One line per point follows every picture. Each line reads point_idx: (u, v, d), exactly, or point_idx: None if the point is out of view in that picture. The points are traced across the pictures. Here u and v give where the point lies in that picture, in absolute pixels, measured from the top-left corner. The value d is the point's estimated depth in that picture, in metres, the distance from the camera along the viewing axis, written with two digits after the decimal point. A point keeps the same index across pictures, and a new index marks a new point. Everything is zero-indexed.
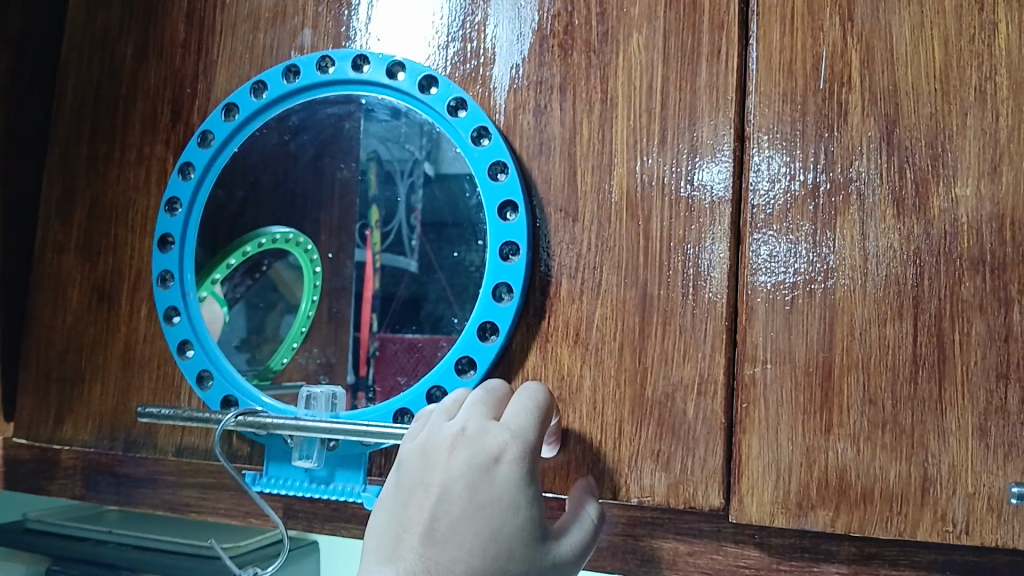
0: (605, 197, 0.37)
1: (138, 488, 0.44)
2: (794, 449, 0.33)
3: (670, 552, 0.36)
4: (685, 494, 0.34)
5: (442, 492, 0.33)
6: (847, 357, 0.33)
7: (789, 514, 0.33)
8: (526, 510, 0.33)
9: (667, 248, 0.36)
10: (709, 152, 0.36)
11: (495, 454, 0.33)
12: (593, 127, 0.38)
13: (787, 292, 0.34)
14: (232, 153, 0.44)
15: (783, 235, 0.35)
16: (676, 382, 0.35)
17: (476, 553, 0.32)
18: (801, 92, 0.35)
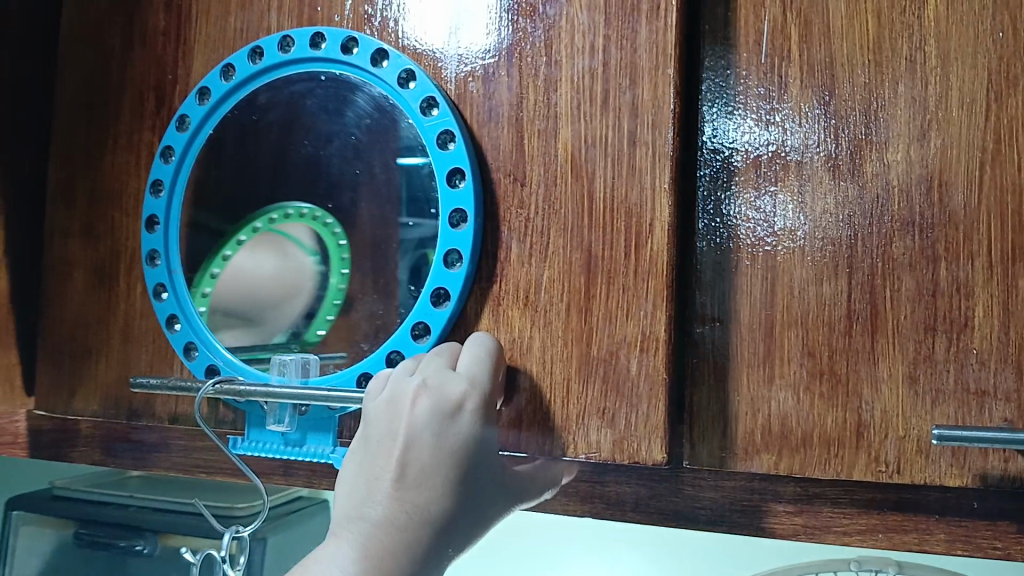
0: (550, 160, 0.39)
1: (153, 452, 0.48)
2: (740, 399, 0.36)
3: (631, 496, 0.40)
4: (630, 448, 0.36)
5: (409, 442, 0.36)
6: (788, 314, 0.36)
7: (737, 459, 0.36)
8: (485, 448, 0.37)
9: (610, 208, 0.38)
10: (649, 109, 0.37)
11: (457, 404, 0.37)
12: (539, 91, 0.40)
13: (732, 255, 0.37)
14: (208, 135, 0.47)
15: (726, 202, 0.37)
16: (620, 339, 0.37)
17: (444, 492, 0.36)
18: (745, 67, 0.38)
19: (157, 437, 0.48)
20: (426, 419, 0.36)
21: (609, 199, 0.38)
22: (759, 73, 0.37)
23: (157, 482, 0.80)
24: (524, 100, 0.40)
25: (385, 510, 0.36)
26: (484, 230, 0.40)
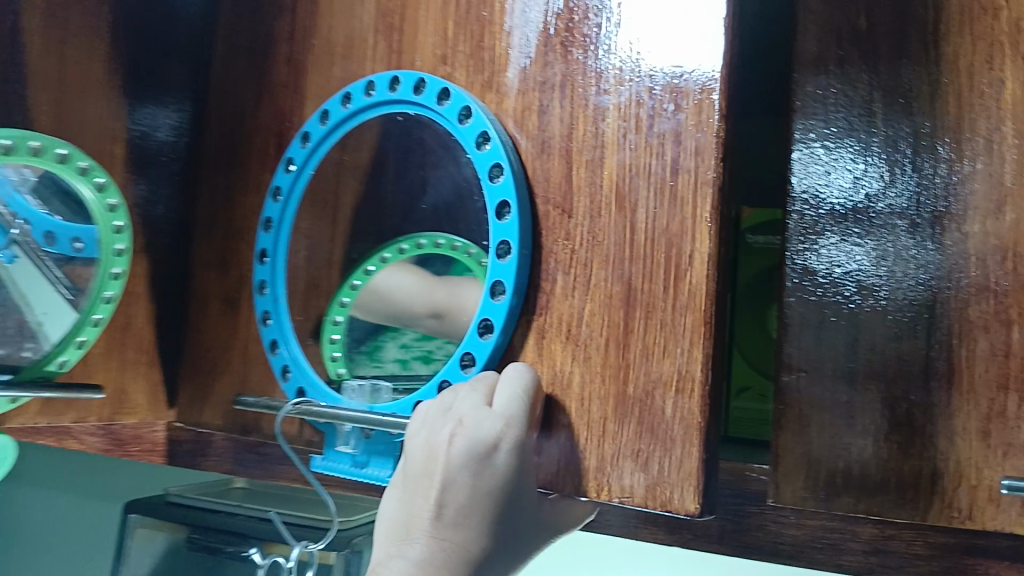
0: (596, 191, 0.36)
1: (279, 463, 0.56)
2: (821, 443, 0.40)
3: (717, 528, 0.44)
4: (661, 496, 0.33)
5: (445, 483, 0.36)
6: (869, 367, 0.39)
7: (819, 500, 0.40)
8: (524, 485, 0.36)
9: (651, 242, 0.35)
10: (693, 135, 0.34)
11: (492, 442, 0.35)
12: (588, 119, 0.37)
13: (817, 309, 0.40)
14: (310, 175, 0.49)
15: (811, 256, 0.41)
16: (655, 379, 0.34)
17: (480, 528, 0.37)
18: (834, 137, 0.41)
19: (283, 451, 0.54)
20: (460, 459, 0.36)
21: (653, 229, 0.35)
22: (846, 140, 0.41)
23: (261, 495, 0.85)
24: (581, 130, 0.37)
25: (422, 550, 0.37)
26: (531, 263, 0.38)
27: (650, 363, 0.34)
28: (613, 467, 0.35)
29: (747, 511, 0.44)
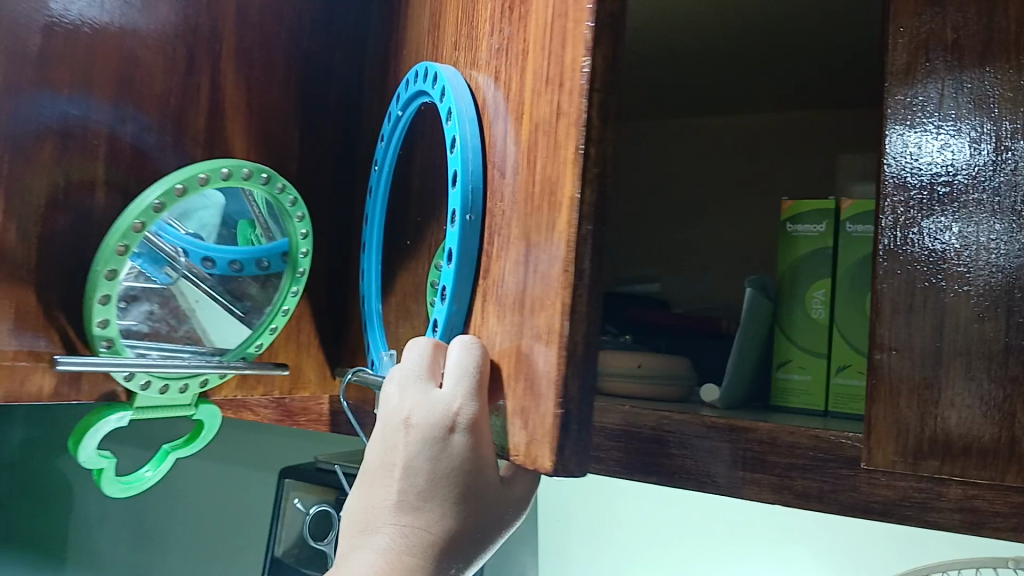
0: (511, 152, 0.37)
1: None
2: (911, 414, 0.41)
3: (816, 490, 0.47)
4: (534, 453, 0.31)
5: (405, 469, 0.37)
6: (954, 345, 0.40)
7: (906, 463, 0.41)
8: (484, 468, 0.36)
9: (540, 194, 0.32)
10: (572, 75, 0.30)
11: (444, 427, 0.36)
12: (515, 84, 0.37)
13: (906, 297, 0.41)
14: (386, 173, 0.61)
15: (901, 246, 0.41)
16: (535, 330, 0.31)
17: (440, 513, 0.37)
18: (924, 133, 0.41)
19: None
20: (415, 445, 0.37)
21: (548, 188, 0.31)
22: (935, 130, 0.41)
23: None
24: (514, 94, 0.37)
25: (388, 536, 0.38)
26: (479, 230, 0.41)
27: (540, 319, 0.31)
28: (520, 425, 0.33)
29: (843, 473, 0.46)
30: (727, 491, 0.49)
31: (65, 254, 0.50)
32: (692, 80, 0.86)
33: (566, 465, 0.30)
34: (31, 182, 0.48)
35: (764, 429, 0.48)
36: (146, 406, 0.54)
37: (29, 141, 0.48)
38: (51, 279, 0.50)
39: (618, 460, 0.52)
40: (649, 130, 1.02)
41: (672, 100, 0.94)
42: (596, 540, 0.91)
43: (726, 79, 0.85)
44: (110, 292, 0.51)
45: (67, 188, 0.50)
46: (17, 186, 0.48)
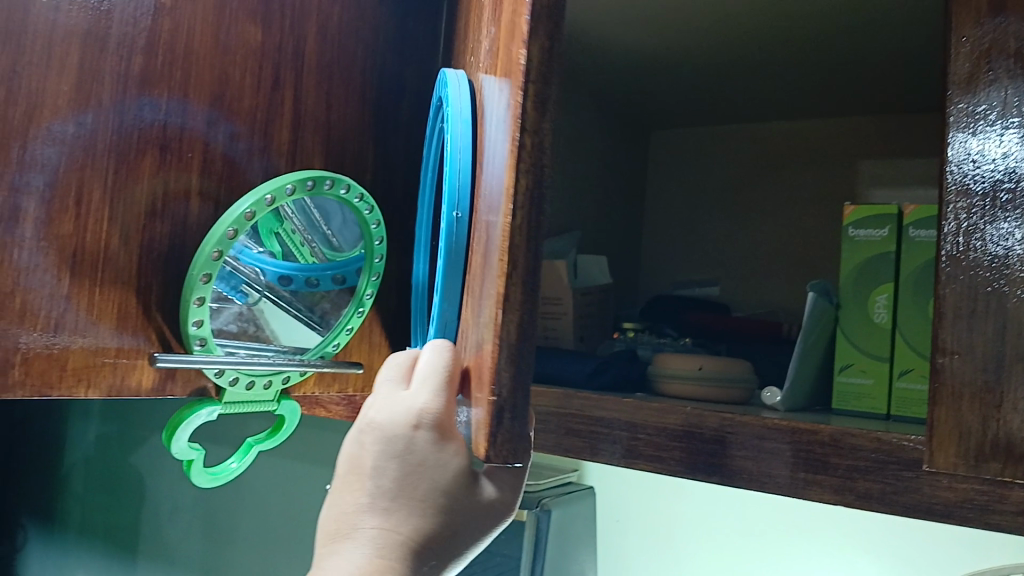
0: (487, 159, 0.38)
1: None
2: (974, 418, 0.41)
3: (878, 491, 0.47)
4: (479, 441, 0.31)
5: (374, 470, 0.39)
6: (1017, 350, 0.40)
7: (969, 466, 0.41)
8: (451, 462, 0.38)
9: (497, 194, 0.33)
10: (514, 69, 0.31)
11: (410, 424, 0.38)
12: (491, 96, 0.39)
13: (969, 301, 0.41)
14: (431, 176, 0.64)
15: (964, 252, 0.41)
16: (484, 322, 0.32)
17: (410, 507, 0.38)
18: (988, 138, 0.41)
19: None
20: (383, 446, 0.39)
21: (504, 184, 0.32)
22: (998, 137, 0.41)
23: None
24: (493, 98, 0.38)
25: (361, 537, 0.38)
26: (467, 227, 0.42)
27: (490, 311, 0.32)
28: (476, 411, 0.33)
29: (904, 474, 0.46)
30: (787, 492, 0.50)
31: (163, 258, 0.55)
32: (749, 87, 0.87)
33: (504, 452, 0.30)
34: (133, 192, 0.54)
35: (825, 432, 0.49)
36: (232, 402, 0.59)
37: (132, 156, 0.54)
38: (151, 282, 0.55)
39: (679, 460, 0.53)
40: (709, 138, 1.03)
41: (731, 107, 0.95)
42: (654, 541, 0.92)
43: (783, 86, 0.86)
44: (203, 295, 0.56)
45: (164, 198, 0.55)
46: (121, 196, 0.53)
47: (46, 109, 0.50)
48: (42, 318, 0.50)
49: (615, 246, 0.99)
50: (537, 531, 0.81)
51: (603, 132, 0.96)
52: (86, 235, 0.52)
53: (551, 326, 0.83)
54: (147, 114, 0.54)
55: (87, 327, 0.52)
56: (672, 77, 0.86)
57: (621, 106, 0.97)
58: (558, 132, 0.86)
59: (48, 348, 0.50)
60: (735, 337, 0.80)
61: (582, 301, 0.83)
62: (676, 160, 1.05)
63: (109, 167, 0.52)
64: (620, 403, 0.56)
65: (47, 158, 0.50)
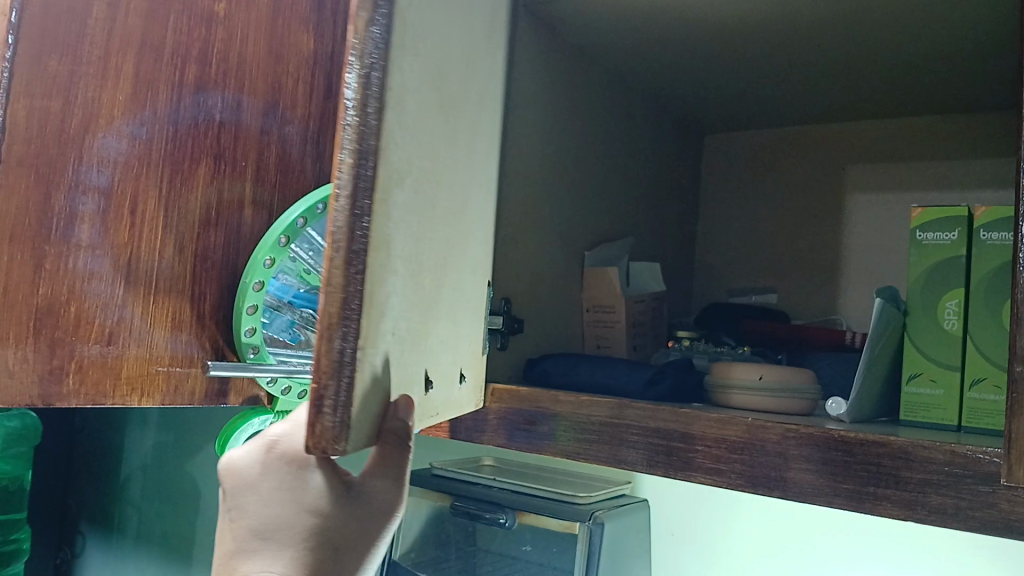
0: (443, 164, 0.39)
1: (545, 439, 0.60)
2: None
3: (952, 506, 0.45)
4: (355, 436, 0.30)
5: (252, 503, 0.45)
6: None
7: None
8: (311, 484, 0.44)
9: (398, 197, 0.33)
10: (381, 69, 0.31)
11: (262, 454, 0.45)
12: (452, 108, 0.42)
13: None
14: None
15: None
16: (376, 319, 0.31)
17: (294, 520, 0.44)
18: None
19: (548, 427, 0.60)
20: (242, 490, 0.46)
21: (389, 179, 0.32)
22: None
23: (508, 472, 0.97)
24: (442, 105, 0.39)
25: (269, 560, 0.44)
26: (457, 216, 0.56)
27: (376, 308, 0.31)
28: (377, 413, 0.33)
29: (980, 489, 0.44)
30: (854, 507, 0.48)
31: (216, 268, 0.65)
32: (804, 88, 0.85)
33: (322, 442, 0.29)
34: (187, 204, 0.63)
35: (896, 444, 0.47)
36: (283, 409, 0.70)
37: (186, 167, 0.63)
38: (203, 290, 0.64)
39: (740, 473, 0.51)
40: (763, 141, 1.00)
41: (786, 109, 0.93)
42: (707, 557, 0.90)
43: (837, 87, 0.84)
44: (254, 303, 0.65)
45: (217, 212, 0.65)
46: (175, 208, 0.62)
47: (102, 118, 0.58)
48: (112, 328, 0.59)
49: (667, 252, 0.97)
50: (590, 543, 0.80)
51: (655, 136, 0.94)
52: (140, 245, 0.60)
53: (602, 335, 0.80)
54: (201, 125, 0.63)
55: (140, 337, 0.60)
56: (723, 78, 0.84)
57: (673, 109, 0.96)
58: (609, 136, 0.84)
59: (103, 357, 0.58)
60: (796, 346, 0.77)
61: (635, 309, 0.82)
62: (729, 164, 1.03)
63: (163, 179, 0.61)
64: (679, 414, 0.55)
65: (93, 173, 0.58)
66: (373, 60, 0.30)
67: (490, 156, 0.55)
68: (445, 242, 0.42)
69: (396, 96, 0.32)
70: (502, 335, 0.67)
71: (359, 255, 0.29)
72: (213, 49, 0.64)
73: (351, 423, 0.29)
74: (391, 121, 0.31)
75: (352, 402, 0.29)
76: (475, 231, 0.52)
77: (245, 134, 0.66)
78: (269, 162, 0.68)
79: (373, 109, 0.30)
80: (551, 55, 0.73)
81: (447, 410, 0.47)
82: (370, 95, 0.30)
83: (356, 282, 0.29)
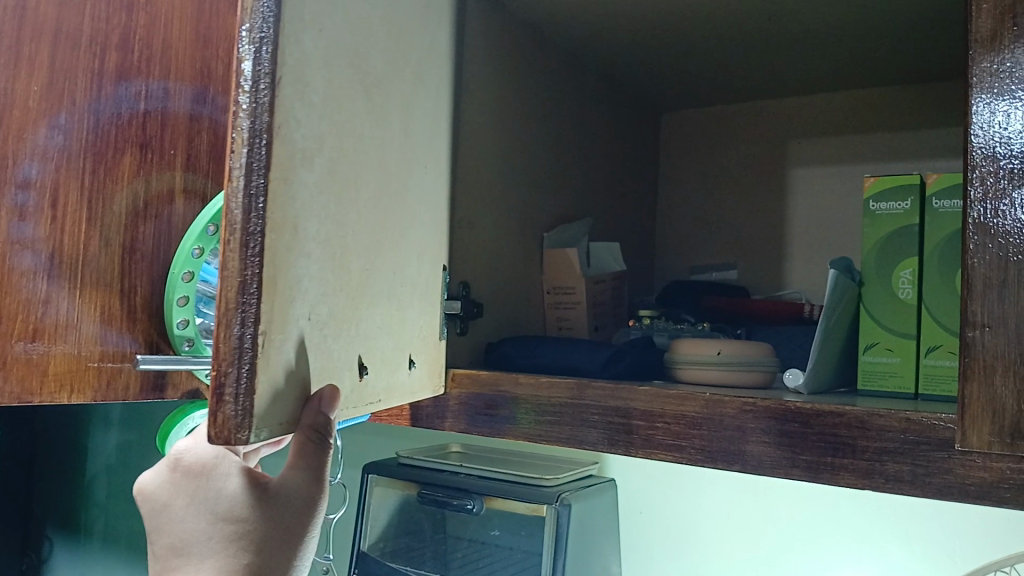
0: (365, 142, 0.38)
1: (506, 422, 0.60)
2: (1008, 392, 0.37)
3: (908, 474, 0.45)
4: (266, 424, 0.29)
5: (169, 521, 0.47)
6: None
7: (1004, 445, 0.37)
8: (222, 488, 0.46)
9: (303, 176, 0.31)
10: (279, 43, 0.29)
11: (168, 472, 0.50)
12: (380, 85, 0.40)
13: (1000, 270, 0.37)
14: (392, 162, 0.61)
15: (992, 217, 0.38)
16: (282, 307, 0.30)
17: (212, 532, 0.44)
18: (1007, 94, 0.38)
19: (510, 411, 0.60)
20: (156, 509, 0.49)
21: (292, 157, 0.30)
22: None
23: (475, 458, 0.96)
24: (363, 83, 0.38)
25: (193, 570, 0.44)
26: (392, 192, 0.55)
27: (282, 291, 0.30)
28: (293, 403, 0.32)
29: (936, 455, 0.44)
30: (812, 478, 0.48)
31: (148, 259, 0.64)
32: (752, 62, 0.85)
33: (226, 431, 0.28)
34: (113, 200, 0.62)
35: (853, 414, 0.46)
36: None
37: (110, 158, 0.62)
38: (136, 284, 0.63)
39: (698, 448, 0.51)
40: (719, 117, 1.00)
41: (741, 85, 0.92)
42: (677, 535, 0.90)
43: (783, 60, 0.84)
44: (185, 295, 0.64)
45: (145, 205, 0.64)
46: (100, 202, 0.61)
47: (17, 117, 0.57)
48: (37, 326, 0.57)
49: (628, 232, 0.96)
50: (558, 526, 0.79)
51: (612, 115, 0.93)
52: (62, 238, 0.59)
53: (564, 317, 0.80)
54: (125, 116, 0.62)
55: (69, 335, 0.59)
56: (675, 54, 0.84)
57: (628, 87, 0.95)
58: (563, 116, 0.83)
59: (26, 356, 0.57)
60: (757, 322, 0.77)
61: (596, 290, 0.81)
62: (687, 142, 1.02)
63: (85, 172, 0.60)
64: (636, 392, 0.54)
65: (32, 167, 0.57)
66: (263, 34, 0.29)
67: (432, 138, 0.54)
68: (374, 225, 0.41)
69: (296, 71, 0.31)
70: (461, 320, 0.66)
71: (255, 236, 0.28)
72: (135, 35, 0.63)
73: (256, 411, 0.28)
74: (290, 96, 0.30)
75: (256, 389, 0.29)
76: (420, 213, 0.51)
77: (173, 120, 0.66)
78: (199, 150, 0.68)
79: (266, 85, 0.29)
80: (504, 34, 0.72)
81: (392, 396, 0.46)
82: (262, 70, 0.29)
83: (254, 264, 0.28)
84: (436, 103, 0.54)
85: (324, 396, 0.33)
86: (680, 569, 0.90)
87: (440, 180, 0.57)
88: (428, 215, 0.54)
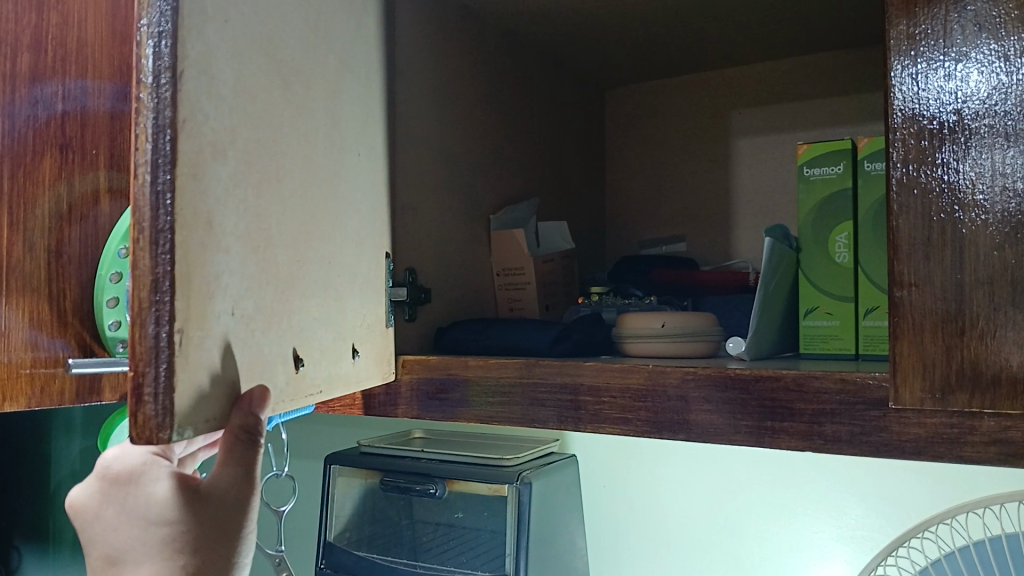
0: (286, 133, 0.38)
1: (458, 406, 0.60)
2: (935, 348, 0.37)
3: (847, 434, 0.45)
4: (192, 422, 0.29)
5: (107, 530, 0.46)
6: (974, 276, 0.37)
7: (934, 401, 0.38)
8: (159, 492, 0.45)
9: (215, 171, 0.31)
10: (180, 38, 0.29)
11: (98, 483, 0.49)
12: (301, 75, 0.40)
13: (922, 230, 0.38)
14: None
15: (913, 176, 0.38)
16: (200, 304, 0.30)
17: (149, 539, 0.44)
18: (922, 56, 0.38)
19: (461, 395, 0.60)
20: (97, 517, 0.48)
21: (201, 153, 0.30)
22: (941, 58, 0.38)
23: (438, 442, 0.96)
24: (281, 72, 0.37)
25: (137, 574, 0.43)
26: None
27: (199, 289, 0.30)
28: (221, 400, 0.31)
29: (871, 414, 0.45)
30: (756, 443, 0.48)
31: (75, 261, 0.63)
32: (686, 34, 0.85)
33: (147, 430, 0.28)
34: (35, 202, 0.61)
35: (789, 378, 0.47)
36: None
37: (30, 161, 0.61)
38: (65, 287, 0.63)
39: (645, 419, 0.52)
40: (661, 90, 1.01)
41: (679, 58, 0.93)
42: (639, 507, 0.91)
43: (715, 31, 0.84)
44: (115, 296, 0.64)
45: (70, 208, 0.63)
46: (21, 205, 0.60)
47: None
48: None
49: (575, 211, 0.97)
50: (519, 504, 0.80)
51: (552, 93, 0.93)
52: None
53: (515, 298, 0.80)
54: (41, 118, 0.62)
55: None
56: (609, 31, 0.84)
57: (568, 65, 0.95)
58: (504, 97, 0.83)
59: None
60: (704, 292, 0.78)
61: (545, 270, 0.81)
62: (631, 116, 1.03)
63: (4, 176, 0.59)
64: (584, 368, 0.55)
65: None
66: (161, 29, 0.29)
67: (365, 123, 0.53)
68: (303, 217, 0.40)
69: (200, 64, 0.30)
70: (408, 306, 0.65)
71: (165, 234, 0.28)
72: (47, 34, 0.62)
73: (177, 409, 0.29)
74: (194, 91, 0.30)
75: (176, 386, 0.29)
76: (355, 200, 0.51)
77: (94, 120, 0.65)
78: (124, 149, 0.67)
79: (166, 80, 0.29)
80: (436, 16, 0.72)
81: (336, 386, 0.46)
82: (162, 65, 0.28)
83: (166, 262, 0.28)
84: (366, 88, 0.54)
85: (254, 394, 0.33)
86: (643, 538, 0.91)
87: (377, 167, 0.57)
88: (365, 203, 0.53)
